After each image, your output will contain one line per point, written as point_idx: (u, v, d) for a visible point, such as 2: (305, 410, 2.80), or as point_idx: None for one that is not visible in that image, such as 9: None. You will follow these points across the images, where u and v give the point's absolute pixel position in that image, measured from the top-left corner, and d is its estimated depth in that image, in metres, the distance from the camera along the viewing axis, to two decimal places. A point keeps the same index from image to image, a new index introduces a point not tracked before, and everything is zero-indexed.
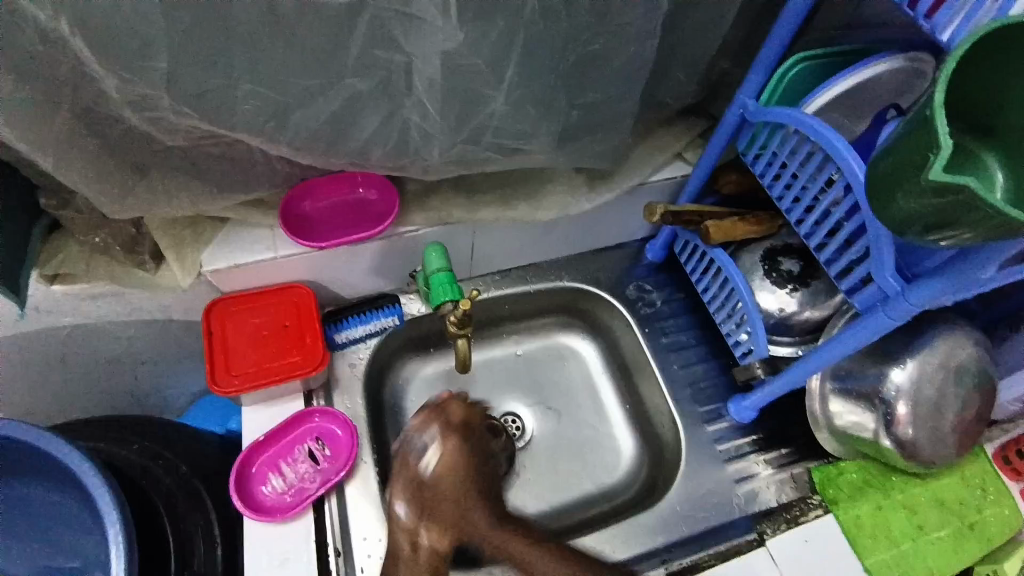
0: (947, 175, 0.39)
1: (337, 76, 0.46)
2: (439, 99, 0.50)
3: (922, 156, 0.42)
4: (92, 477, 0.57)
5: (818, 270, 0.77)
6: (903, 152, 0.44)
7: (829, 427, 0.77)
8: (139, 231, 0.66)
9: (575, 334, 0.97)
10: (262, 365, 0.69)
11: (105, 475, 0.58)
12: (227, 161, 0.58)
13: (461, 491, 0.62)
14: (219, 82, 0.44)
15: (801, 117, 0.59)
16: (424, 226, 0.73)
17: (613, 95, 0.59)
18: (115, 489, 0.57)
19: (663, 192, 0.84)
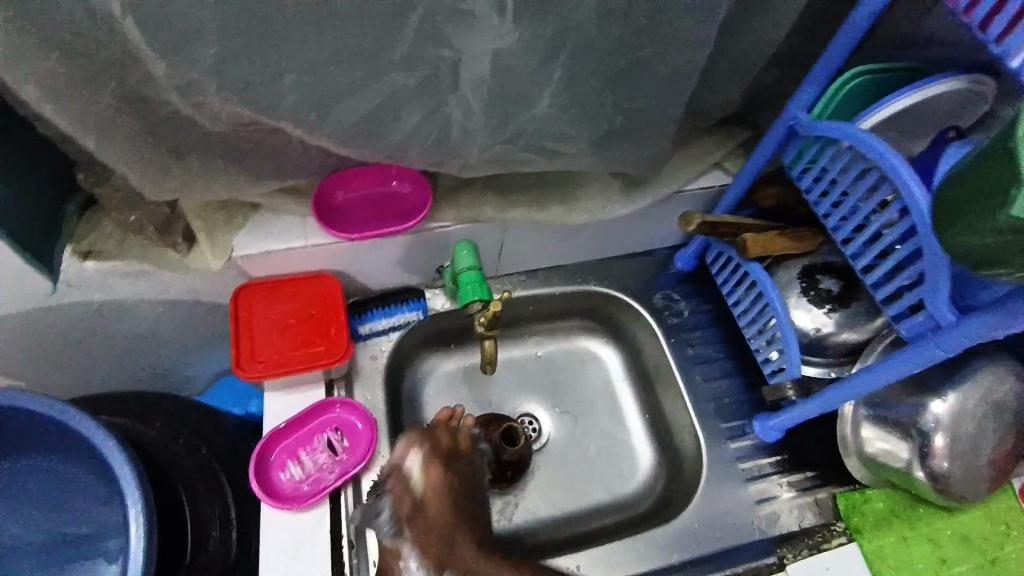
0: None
1: (382, 70, 0.45)
2: (484, 97, 0.49)
3: (994, 189, 0.41)
4: (116, 456, 0.57)
5: (859, 291, 0.74)
6: (975, 172, 0.42)
7: (858, 453, 0.75)
8: (174, 212, 0.65)
9: (598, 339, 0.96)
10: (286, 354, 0.68)
11: (130, 455, 0.58)
12: (265, 149, 0.57)
13: (449, 507, 0.60)
14: (266, 72, 0.43)
15: (858, 134, 0.56)
16: (455, 223, 0.72)
17: (661, 101, 0.57)
18: (139, 470, 0.57)
19: (698, 201, 0.82)
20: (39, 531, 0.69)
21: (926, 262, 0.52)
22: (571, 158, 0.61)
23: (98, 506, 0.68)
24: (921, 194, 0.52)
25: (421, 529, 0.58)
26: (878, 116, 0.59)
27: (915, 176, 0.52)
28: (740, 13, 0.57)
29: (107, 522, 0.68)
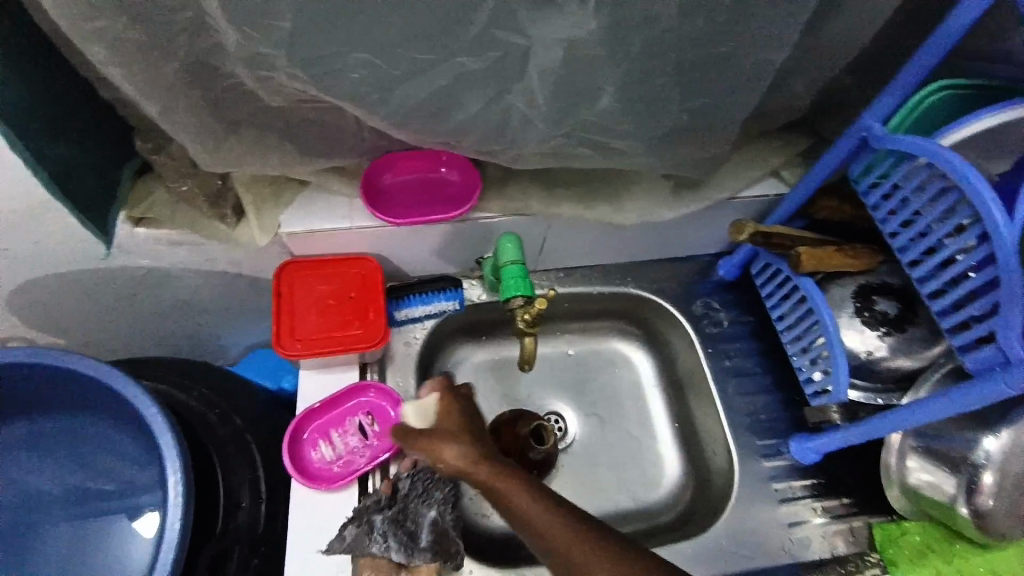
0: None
1: (451, 53, 0.44)
2: (549, 88, 0.48)
3: None
4: (158, 421, 0.58)
5: (917, 315, 0.70)
6: None
7: (901, 484, 0.72)
8: (225, 184, 0.65)
9: (632, 342, 0.94)
10: (324, 334, 0.68)
11: (170, 421, 0.58)
12: (321, 126, 0.57)
13: (472, 422, 0.54)
14: (334, 48, 0.43)
15: (938, 152, 0.53)
16: (500, 215, 0.71)
17: (731, 103, 0.54)
18: (178, 437, 0.58)
19: (751, 209, 0.79)
20: (61, 484, 0.68)
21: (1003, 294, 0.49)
22: (629, 155, 0.60)
23: (128, 463, 0.69)
24: (1004, 220, 0.49)
25: (442, 434, 0.52)
26: (963, 133, 0.55)
27: (999, 201, 0.49)
28: (823, 14, 0.53)
29: (134, 479, 0.68)
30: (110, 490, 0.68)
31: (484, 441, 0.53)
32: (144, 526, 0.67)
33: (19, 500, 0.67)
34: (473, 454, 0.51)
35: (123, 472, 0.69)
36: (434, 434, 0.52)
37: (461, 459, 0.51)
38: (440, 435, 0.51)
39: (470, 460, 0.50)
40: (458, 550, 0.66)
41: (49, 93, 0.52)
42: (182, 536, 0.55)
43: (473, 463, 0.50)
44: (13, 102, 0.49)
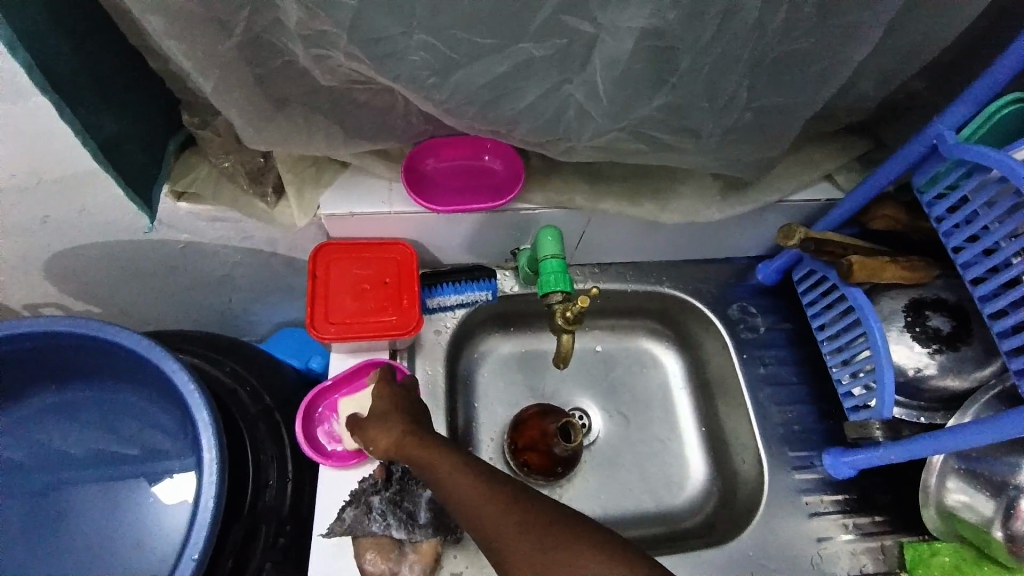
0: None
1: (515, 37, 0.42)
2: (613, 79, 0.46)
3: None
4: (195, 397, 0.58)
5: (971, 334, 0.67)
6: None
7: (937, 507, 0.69)
8: (268, 162, 0.64)
9: (663, 342, 0.92)
10: (359, 319, 0.68)
11: (207, 397, 0.58)
12: (370, 107, 0.56)
13: (395, 408, 0.63)
14: (396, 28, 0.41)
15: (1016, 165, 0.50)
16: (542, 207, 0.70)
17: (798, 102, 0.52)
18: (214, 415, 0.58)
19: (799, 213, 0.76)
20: (90, 447, 0.69)
21: None
22: (683, 153, 0.57)
23: (155, 431, 0.70)
24: None
25: (378, 417, 0.62)
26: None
27: None
28: (905, 12, 0.50)
29: (161, 447, 0.69)
30: (136, 455, 0.69)
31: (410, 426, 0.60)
32: (166, 494, 0.68)
33: (48, 455, 0.69)
34: (397, 434, 0.59)
35: (150, 439, 0.69)
36: (370, 422, 0.62)
37: (389, 439, 0.59)
38: (375, 421, 0.62)
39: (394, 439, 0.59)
40: (457, 526, 0.66)
41: (102, 62, 0.52)
42: (216, 514, 0.56)
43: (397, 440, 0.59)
44: (66, 69, 0.49)
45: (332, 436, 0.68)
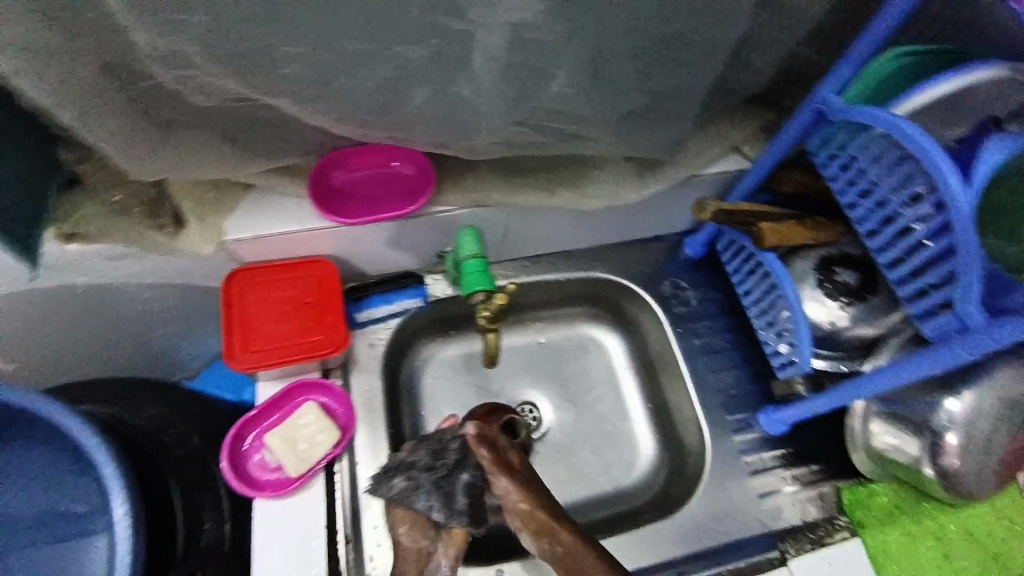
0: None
1: (388, 41, 0.41)
2: (498, 75, 0.45)
3: None
4: (100, 451, 0.55)
5: (879, 286, 0.71)
6: None
7: (866, 447, 0.74)
8: (161, 192, 0.63)
9: (603, 327, 0.93)
10: (282, 343, 0.66)
11: (113, 448, 0.56)
12: (261, 124, 0.53)
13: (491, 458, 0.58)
14: (257, 42, 0.39)
15: (894, 120, 0.52)
16: (459, 207, 0.69)
17: (688, 82, 0.53)
18: (123, 467, 0.55)
19: (714, 187, 0.78)
20: None
21: (960, 261, 0.49)
22: (588, 141, 0.58)
23: (70, 483, 0.59)
24: (960, 188, 0.48)
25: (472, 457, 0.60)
26: (915, 102, 0.56)
27: (954, 168, 0.48)
28: None
29: (84, 507, 0.58)
30: (60, 518, 0.59)
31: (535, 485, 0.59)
32: None
33: None
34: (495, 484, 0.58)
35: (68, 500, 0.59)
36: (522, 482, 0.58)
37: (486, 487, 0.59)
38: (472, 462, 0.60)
39: (511, 493, 0.57)
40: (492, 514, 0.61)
41: None
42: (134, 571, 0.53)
43: (515, 494, 0.57)
44: None
45: (265, 467, 0.65)
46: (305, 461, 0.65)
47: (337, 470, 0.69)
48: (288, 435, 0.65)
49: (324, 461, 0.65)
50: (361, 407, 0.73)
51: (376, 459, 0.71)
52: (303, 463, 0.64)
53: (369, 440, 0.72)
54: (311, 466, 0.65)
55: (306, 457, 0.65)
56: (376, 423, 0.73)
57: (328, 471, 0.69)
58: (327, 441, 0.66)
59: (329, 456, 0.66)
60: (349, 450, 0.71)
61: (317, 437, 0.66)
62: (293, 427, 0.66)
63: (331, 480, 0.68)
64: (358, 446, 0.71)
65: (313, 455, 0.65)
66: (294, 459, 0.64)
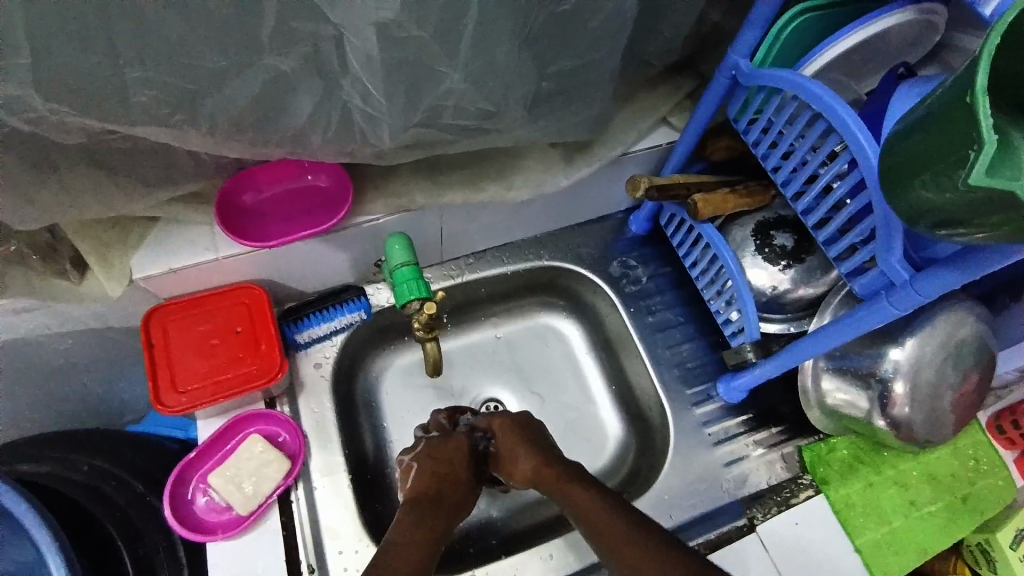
0: (995, 179, 0.35)
1: (253, 53, 0.40)
2: (381, 78, 0.43)
3: (962, 152, 0.37)
4: (29, 516, 0.52)
5: (813, 244, 0.73)
6: (920, 150, 0.40)
7: (819, 405, 0.74)
8: (57, 236, 0.58)
9: (557, 314, 0.92)
10: (213, 377, 0.63)
11: (43, 511, 0.53)
12: (148, 153, 0.50)
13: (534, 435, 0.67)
14: (105, 69, 0.38)
15: (803, 81, 0.52)
16: (385, 214, 0.66)
17: (588, 62, 0.52)
18: (55, 530, 0.52)
19: (647, 161, 0.77)
20: None
21: (877, 218, 0.49)
22: (499, 132, 0.56)
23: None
24: (869, 144, 0.48)
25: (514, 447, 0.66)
26: (848, 41, 0.53)
27: (862, 125, 0.48)
28: None
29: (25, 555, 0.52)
30: None
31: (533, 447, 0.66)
32: None
33: None
34: (538, 460, 0.64)
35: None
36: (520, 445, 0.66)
37: (530, 464, 0.64)
38: (512, 446, 0.66)
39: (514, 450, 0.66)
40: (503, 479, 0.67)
41: None
42: None
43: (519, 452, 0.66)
44: None
45: (214, 508, 0.64)
46: (255, 497, 0.63)
47: (293, 500, 0.67)
48: (233, 473, 0.64)
49: (275, 494, 0.64)
50: (312, 431, 0.71)
51: (334, 483, 0.69)
52: (254, 499, 0.63)
53: (323, 461, 0.70)
54: (263, 501, 0.64)
55: (256, 492, 0.64)
56: (330, 444, 0.71)
57: (284, 502, 0.67)
58: (277, 472, 0.65)
59: (281, 488, 0.65)
60: (303, 477, 0.69)
61: (266, 470, 0.65)
62: (238, 463, 0.64)
63: (287, 510, 0.66)
64: (313, 471, 0.69)
65: (263, 490, 0.64)
66: (243, 497, 0.63)
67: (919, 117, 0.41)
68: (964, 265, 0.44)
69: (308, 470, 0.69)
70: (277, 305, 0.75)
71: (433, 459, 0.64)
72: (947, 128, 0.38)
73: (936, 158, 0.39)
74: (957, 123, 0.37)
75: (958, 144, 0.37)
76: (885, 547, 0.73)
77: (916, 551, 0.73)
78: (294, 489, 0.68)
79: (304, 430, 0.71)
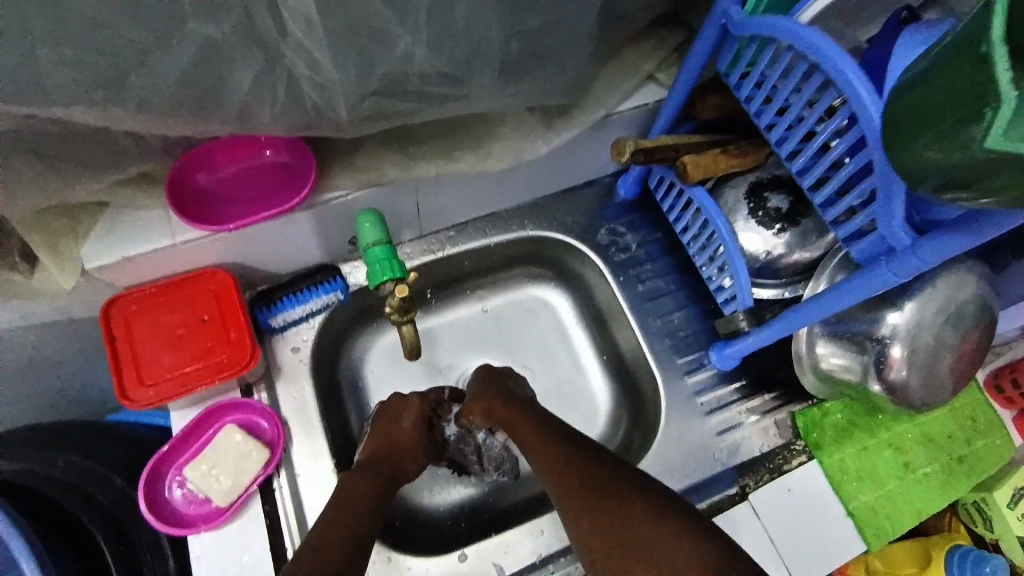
0: (1013, 140, 0.32)
1: (174, 19, 0.36)
2: (325, 42, 0.40)
3: (971, 109, 0.33)
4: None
5: (808, 206, 0.69)
6: (925, 106, 0.36)
7: (814, 369, 0.72)
8: (2, 227, 0.53)
9: (546, 284, 0.88)
10: (182, 369, 0.60)
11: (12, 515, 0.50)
12: (81, 138, 0.46)
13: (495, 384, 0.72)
14: (7, 45, 0.34)
15: (799, 28, 0.47)
16: (354, 190, 0.62)
17: (559, 18, 0.47)
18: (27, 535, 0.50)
19: (633, 121, 0.72)
20: None
21: (877, 179, 0.45)
22: (468, 99, 0.51)
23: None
24: (870, 98, 0.43)
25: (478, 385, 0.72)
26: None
27: (862, 76, 0.44)
28: None
29: None
30: None
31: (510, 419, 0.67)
32: None
33: None
34: (490, 398, 0.70)
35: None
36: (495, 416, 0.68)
37: (482, 404, 0.70)
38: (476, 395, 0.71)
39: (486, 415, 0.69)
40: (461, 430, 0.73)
41: None
42: None
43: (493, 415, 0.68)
44: None
45: (192, 500, 0.62)
46: (234, 489, 0.62)
47: (276, 488, 0.66)
48: (209, 467, 0.62)
49: (255, 484, 0.63)
50: (293, 417, 0.69)
51: (318, 468, 0.68)
52: (232, 492, 0.62)
53: (307, 448, 0.68)
54: (242, 492, 0.63)
55: (234, 484, 0.62)
56: (312, 429, 0.69)
57: (267, 490, 0.65)
58: (257, 462, 0.63)
59: (261, 477, 0.64)
60: (285, 465, 0.67)
61: (245, 461, 0.63)
62: (214, 456, 0.62)
63: (271, 499, 0.65)
64: (296, 457, 0.68)
65: (242, 482, 0.63)
66: (221, 490, 0.62)
67: (923, 69, 0.37)
68: (967, 229, 0.41)
69: (291, 456, 0.68)
70: (250, 288, 0.72)
71: (388, 422, 0.68)
72: (956, 82, 0.34)
73: (943, 112, 0.35)
74: (965, 79, 0.33)
75: (969, 99, 0.33)
76: (876, 509, 0.72)
77: (910, 514, 0.73)
78: (275, 477, 0.66)
79: (285, 417, 0.69)
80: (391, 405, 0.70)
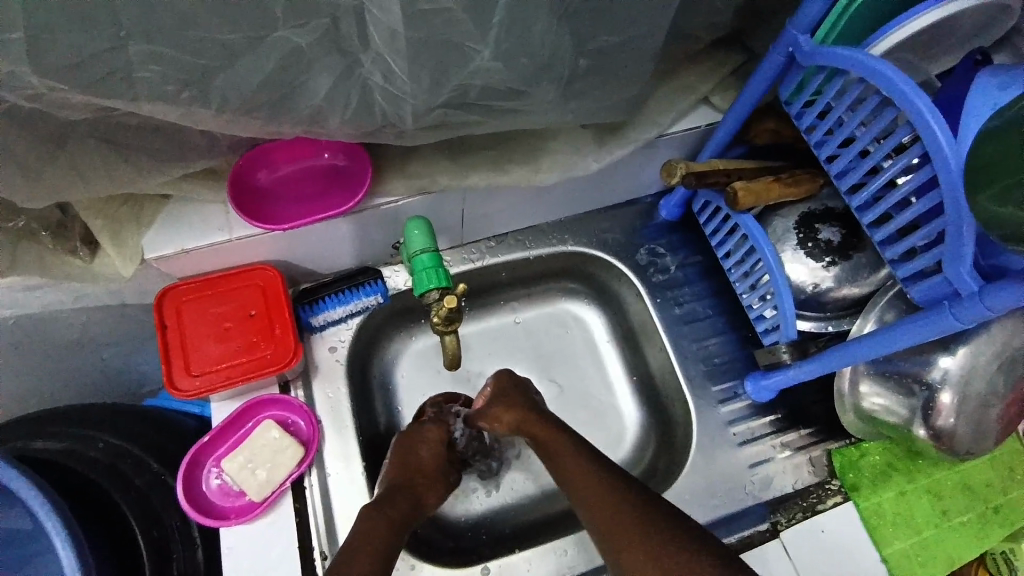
0: None
1: (265, 26, 0.37)
2: (406, 56, 0.41)
3: None
4: (29, 493, 0.49)
5: (862, 240, 0.68)
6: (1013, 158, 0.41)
7: (855, 409, 0.70)
8: (68, 212, 0.56)
9: (581, 300, 0.88)
10: (227, 362, 0.61)
11: (35, 478, 0.50)
12: (154, 132, 0.48)
13: (523, 391, 0.70)
14: (105, 41, 0.35)
15: (872, 62, 0.46)
16: (405, 197, 0.63)
17: (632, 41, 0.48)
18: (51, 495, 0.50)
19: (684, 144, 0.72)
20: None
21: (948, 220, 0.44)
22: (530, 114, 0.52)
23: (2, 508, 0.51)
24: (947, 141, 0.42)
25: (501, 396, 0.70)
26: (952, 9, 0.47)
27: (939, 118, 0.43)
28: None
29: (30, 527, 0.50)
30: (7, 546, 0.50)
31: (515, 420, 0.68)
32: None
33: None
34: (523, 410, 0.68)
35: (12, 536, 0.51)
36: (498, 413, 0.68)
37: (514, 415, 0.68)
38: (496, 402, 0.69)
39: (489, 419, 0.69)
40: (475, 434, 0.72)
41: None
42: None
43: (498, 416, 0.69)
44: None
45: (227, 492, 0.64)
46: (268, 484, 0.63)
47: (307, 486, 0.66)
48: (246, 460, 0.63)
49: (289, 481, 0.64)
50: (326, 416, 0.70)
51: (348, 469, 0.68)
52: (267, 486, 0.63)
53: (338, 448, 0.69)
54: (276, 487, 0.63)
55: (269, 479, 0.63)
56: (344, 429, 0.70)
57: (297, 487, 0.66)
58: (291, 459, 0.64)
59: (295, 474, 0.65)
60: (317, 463, 0.68)
61: (280, 456, 0.64)
62: (252, 449, 0.64)
63: (301, 496, 0.66)
64: (328, 456, 0.68)
65: (277, 477, 0.63)
66: (256, 484, 0.63)
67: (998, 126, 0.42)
68: None
69: (323, 455, 0.68)
70: (293, 285, 0.73)
71: (407, 446, 0.68)
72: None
73: (1005, 173, 0.41)
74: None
75: None
76: (913, 558, 0.70)
77: (944, 564, 0.70)
78: (306, 475, 0.67)
79: (319, 415, 0.70)
80: (408, 435, 0.69)
